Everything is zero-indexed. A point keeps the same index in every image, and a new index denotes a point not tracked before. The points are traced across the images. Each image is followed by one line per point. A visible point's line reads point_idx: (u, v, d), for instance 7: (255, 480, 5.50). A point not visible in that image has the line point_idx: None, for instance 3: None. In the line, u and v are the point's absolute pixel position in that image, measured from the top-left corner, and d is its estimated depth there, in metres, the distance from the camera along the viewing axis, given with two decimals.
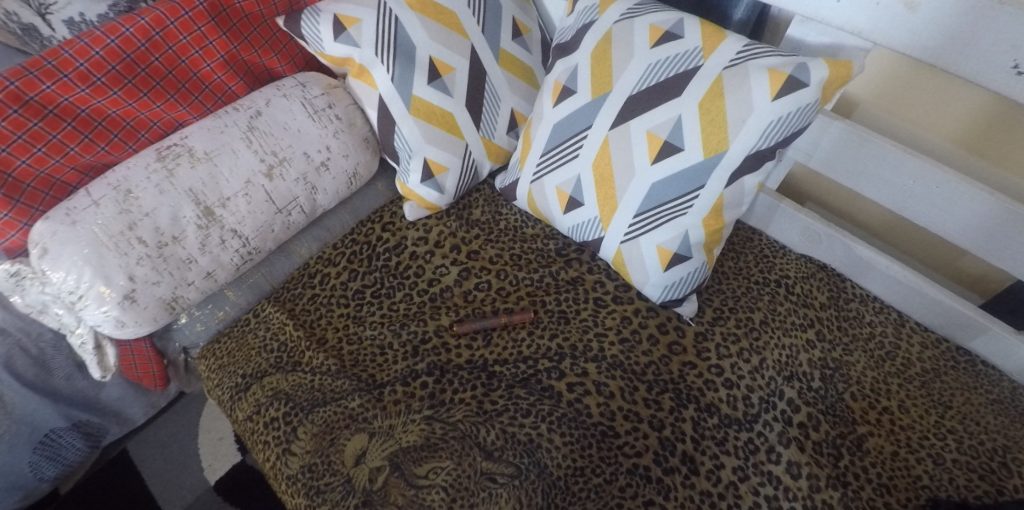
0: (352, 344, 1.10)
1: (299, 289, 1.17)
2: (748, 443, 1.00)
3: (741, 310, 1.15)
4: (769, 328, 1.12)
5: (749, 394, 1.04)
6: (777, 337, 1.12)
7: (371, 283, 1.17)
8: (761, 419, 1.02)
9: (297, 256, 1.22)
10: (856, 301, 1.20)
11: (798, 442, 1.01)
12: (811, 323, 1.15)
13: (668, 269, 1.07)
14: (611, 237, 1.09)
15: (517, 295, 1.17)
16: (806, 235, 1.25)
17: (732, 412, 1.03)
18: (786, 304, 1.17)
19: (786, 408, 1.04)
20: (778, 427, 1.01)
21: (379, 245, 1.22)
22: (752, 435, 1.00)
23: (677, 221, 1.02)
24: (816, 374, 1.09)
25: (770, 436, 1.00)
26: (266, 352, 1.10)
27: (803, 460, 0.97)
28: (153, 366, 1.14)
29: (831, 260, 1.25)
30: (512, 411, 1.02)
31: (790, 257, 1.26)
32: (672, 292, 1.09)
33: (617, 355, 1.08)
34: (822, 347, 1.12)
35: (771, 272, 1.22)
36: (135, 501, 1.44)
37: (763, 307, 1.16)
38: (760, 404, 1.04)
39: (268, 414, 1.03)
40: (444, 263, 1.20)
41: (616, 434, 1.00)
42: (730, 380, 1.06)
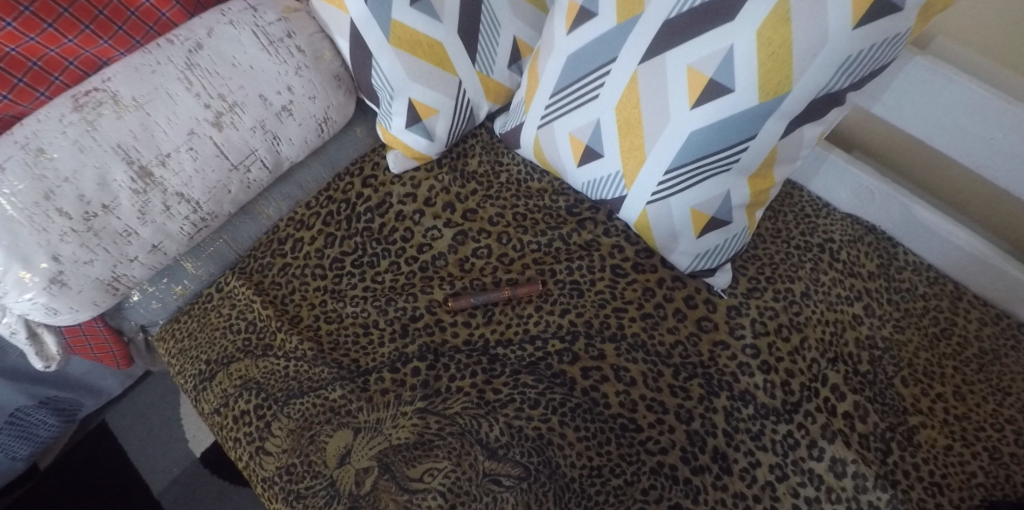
0: (332, 323, 0.95)
1: (268, 257, 1.01)
2: (787, 437, 0.88)
3: (779, 280, 1.01)
4: (811, 301, 0.99)
5: (789, 380, 0.92)
6: (819, 312, 0.99)
7: (352, 251, 1.00)
8: (802, 409, 0.90)
9: (264, 218, 1.04)
10: (909, 269, 1.07)
11: (843, 436, 0.89)
12: (859, 296, 1.02)
13: (701, 235, 0.91)
14: (635, 197, 0.91)
15: (522, 263, 1.00)
16: (856, 193, 1.11)
17: (770, 401, 0.90)
18: (830, 274, 1.03)
19: (830, 396, 0.91)
20: (822, 419, 0.89)
21: (359, 204, 1.04)
22: (791, 428, 0.89)
23: (718, 179, 0.85)
24: (863, 355, 0.96)
25: (812, 428, 0.88)
26: (231, 333, 0.95)
27: (849, 457, 0.86)
28: (113, 347, 1.00)
29: (881, 221, 1.11)
30: (518, 402, 0.89)
31: (835, 217, 1.11)
32: (705, 261, 0.94)
33: (638, 334, 0.94)
34: (870, 323, 0.99)
35: (814, 234, 1.07)
36: (118, 474, 1.35)
37: (805, 276, 1.01)
38: (801, 391, 0.91)
39: (237, 406, 0.90)
40: (435, 225, 1.03)
41: (637, 428, 0.88)
42: (767, 363, 0.93)
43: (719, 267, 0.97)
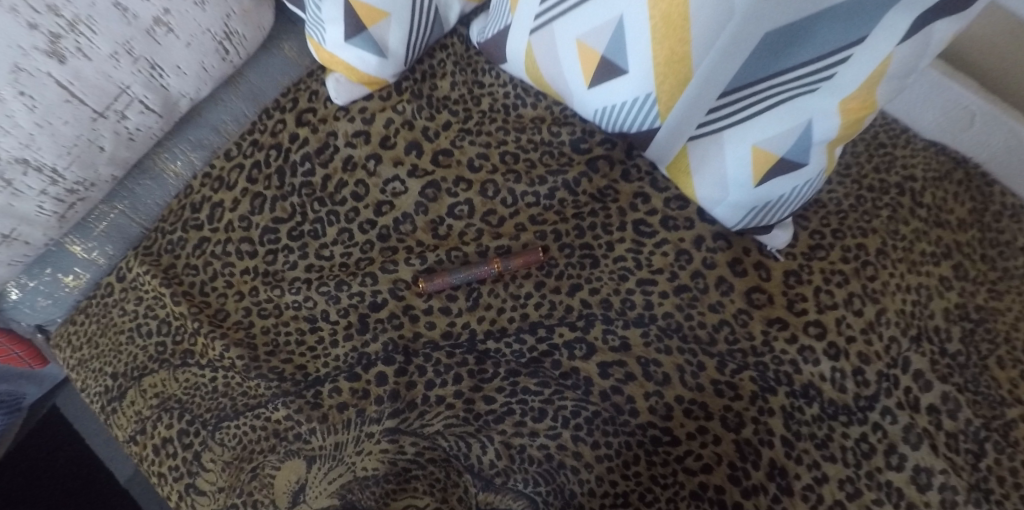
0: (268, 318, 0.72)
1: (179, 231, 0.76)
2: (860, 443, 0.69)
3: (848, 235, 0.78)
4: (887, 261, 0.77)
5: (863, 368, 0.71)
6: (900, 275, 0.77)
7: (289, 218, 0.75)
8: (880, 405, 0.70)
9: (170, 177, 0.79)
10: (1008, 215, 0.84)
11: (929, 438, 0.69)
12: (948, 252, 0.81)
13: (762, 183, 0.65)
14: (672, 129, 0.66)
15: (515, 224, 0.76)
16: (948, 115, 0.88)
17: (839, 397, 0.70)
18: (913, 224, 0.81)
19: (912, 387, 0.71)
20: (905, 418, 0.69)
21: (294, 151, 0.78)
22: (865, 430, 0.70)
23: (796, 102, 0.60)
24: (952, 330, 0.77)
25: (891, 430, 0.69)
26: (140, 338, 0.73)
27: (938, 466, 0.67)
28: (22, 352, 0.80)
29: (976, 151, 0.89)
30: (519, 415, 0.68)
31: (917, 147, 0.86)
32: (762, 217, 0.69)
33: (671, 314, 0.72)
34: (960, 288, 0.79)
35: (891, 171, 0.84)
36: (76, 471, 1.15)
37: (881, 228, 0.79)
38: (879, 382, 0.71)
39: (157, 434, 0.70)
40: (396, 175, 0.76)
41: (673, 441, 0.68)
42: (835, 347, 0.71)
43: (778, 223, 0.73)
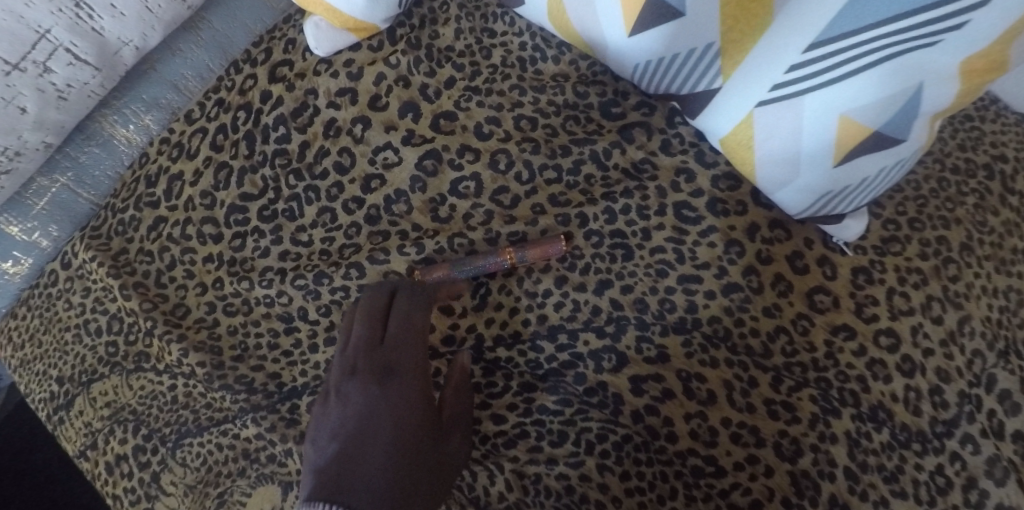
0: (236, 317, 0.60)
1: (131, 209, 0.64)
2: (935, 477, 0.58)
3: (928, 227, 0.65)
4: (972, 258, 0.65)
5: (942, 388, 0.60)
6: (986, 275, 0.65)
7: (260, 194, 0.62)
8: (961, 432, 0.59)
9: (121, 144, 0.67)
10: None
11: (1016, 473, 0.58)
12: None
13: (843, 162, 0.53)
14: (738, 91, 0.53)
15: (532, 206, 0.62)
16: None
17: (913, 422, 0.59)
18: (1003, 215, 0.68)
19: (996, 410, 0.60)
20: (989, 449, 0.58)
21: (266, 113, 0.64)
22: (943, 462, 0.58)
23: (905, 61, 0.45)
24: None
25: (973, 462, 0.58)
26: (88, 337, 0.62)
27: None
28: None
29: None
30: (534, 440, 0.58)
31: (1009, 122, 0.74)
32: (835, 202, 0.57)
33: (718, 319, 0.60)
34: None
35: (978, 149, 0.72)
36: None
37: (964, 218, 0.67)
38: (961, 404, 0.59)
39: (110, 449, 0.60)
40: (388, 142, 0.63)
41: (718, 472, 0.57)
42: (911, 361, 0.60)
43: (853, 211, 0.60)
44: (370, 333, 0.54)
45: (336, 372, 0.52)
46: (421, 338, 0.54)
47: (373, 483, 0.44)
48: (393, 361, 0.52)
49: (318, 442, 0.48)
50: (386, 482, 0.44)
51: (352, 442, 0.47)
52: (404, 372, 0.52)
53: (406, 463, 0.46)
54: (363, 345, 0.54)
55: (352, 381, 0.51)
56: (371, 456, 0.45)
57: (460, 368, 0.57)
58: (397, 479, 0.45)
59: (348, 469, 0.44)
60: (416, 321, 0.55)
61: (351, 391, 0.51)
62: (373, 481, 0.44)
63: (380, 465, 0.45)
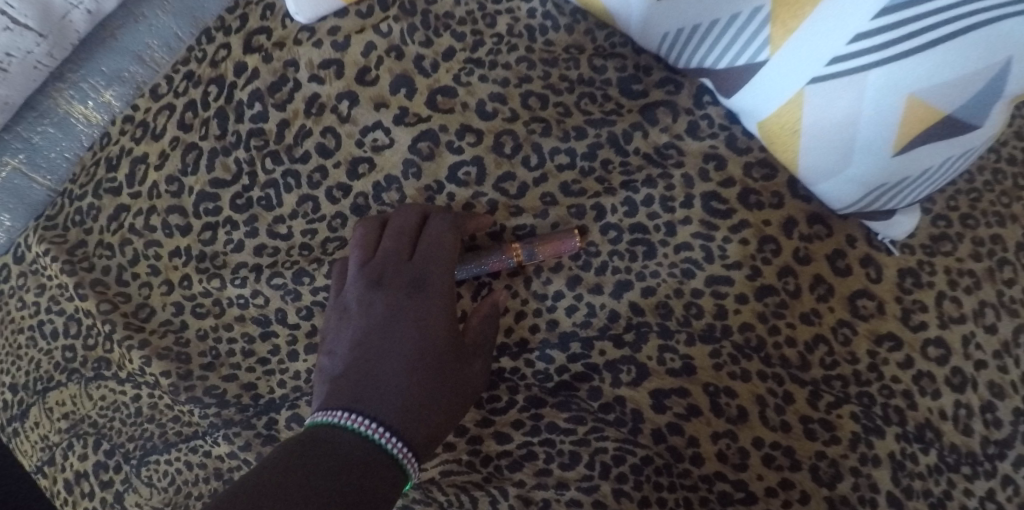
0: (206, 320, 0.54)
1: (89, 197, 0.57)
2: (986, 503, 0.52)
3: (981, 224, 0.59)
4: None
5: (994, 403, 0.54)
6: None
7: (233, 180, 0.55)
8: (1013, 453, 0.53)
9: (80, 122, 0.59)
10: None
11: None
12: None
13: (903, 150, 0.45)
14: (790, 64, 0.45)
15: (541, 195, 0.55)
16: None
17: (962, 442, 0.53)
18: None
19: None
20: None
21: (240, 87, 0.56)
22: (994, 486, 0.53)
23: (995, 28, 0.39)
24: None
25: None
26: (43, 341, 0.56)
27: None
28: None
29: None
30: (543, 462, 0.52)
31: None
32: (887, 197, 0.50)
33: (750, 326, 0.53)
34: None
35: None
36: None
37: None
38: (1015, 423, 0.54)
39: (69, 466, 0.54)
40: (378, 121, 0.55)
41: (748, 499, 0.51)
42: (960, 374, 0.54)
43: (905, 206, 0.53)
44: (398, 247, 0.50)
45: (358, 282, 0.49)
46: (451, 257, 0.50)
47: (391, 390, 0.43)
48: (420, 275, 0.49)
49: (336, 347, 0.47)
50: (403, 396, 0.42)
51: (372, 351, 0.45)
52: (429, 290, 0.48)
53: (428, 375, 0.44)
54: (387, 256, 0.50)
55: (374, 292, 0.48)
56: (389, 366, 0.44)
57: (490, 304, 0.52)
58: (417, 390, 0.43)
59: (365, 377, 0.43)
60: (446, 241, 0.50)
61: (372, 301, 0.48)
62: (392, 390, 0.43)
63: (398, 374, 0.44)
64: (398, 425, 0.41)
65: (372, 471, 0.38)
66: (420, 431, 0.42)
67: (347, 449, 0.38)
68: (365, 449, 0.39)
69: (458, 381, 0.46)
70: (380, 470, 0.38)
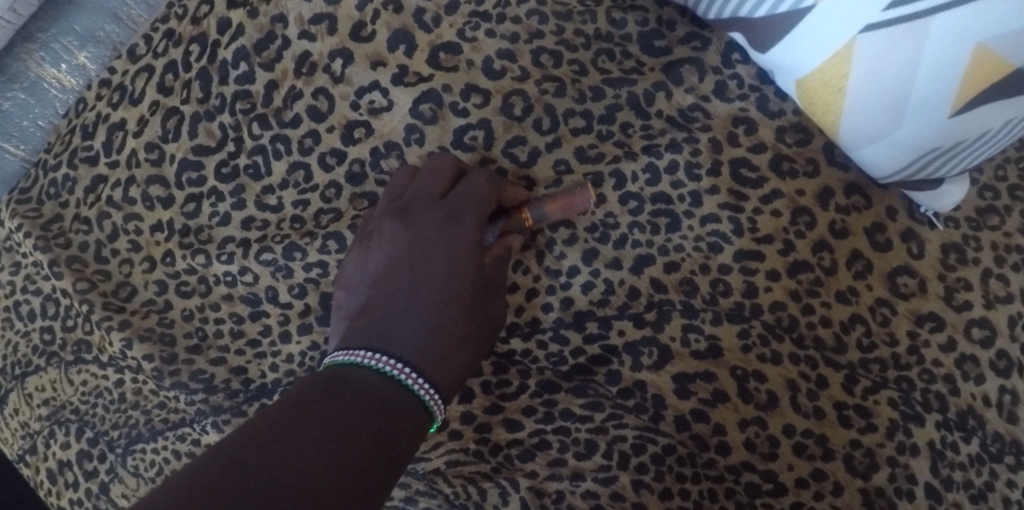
0: (192, 299, 0.50)
1: (64, 166, 0.52)
2: None
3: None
4: None
5: None
6: None
7: (217, 147, 0.50)
8: None
9: (52, 87, 0.54)
10: None
11: None
12: None
13: (961, 112, 0.41)
14: (840, 11, 0.39)
15: (554, 162, 0.50)
16: None
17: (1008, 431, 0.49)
18: None
19: None
20: None
21: (224, 45, 0.51)
22: None
23: None
24: None
25: None
26: (20, 322, 0.52)
27: None
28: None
29: None
30: (556, 451, 0.48)
31: None
32: (934, 165, 0.45)
33: (782, 305, 0.49)
34: None
35: None
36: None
37: None
38: None
39: (52, 455, 0.51)
40: (374, 82, 0.50)
41: (776, 490, 0.47)
42: (1007, 357, 0.49)
43: (956, 175, 0.47)
44: (428, 187, 0.47)
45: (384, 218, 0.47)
46: (483, 202, 0.46)
47: (416, 331, 0.41)
48: (451, 215, 0.46)
49: (358, 284, 0.45)
50: (429, 339, 0.41)
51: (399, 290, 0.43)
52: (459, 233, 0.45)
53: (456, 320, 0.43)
54: (416, 194, 0.47)
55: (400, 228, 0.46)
56: (413, 306, 0.42)
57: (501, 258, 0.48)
58: (441, 333, 0.41)
59: (387, 314, 0.42)
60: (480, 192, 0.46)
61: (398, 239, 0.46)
62: (418, 331, 0.41)
63: (423, 314, 0.42)
64: (422, 367, 0.39)
65: (398, 413, 0.36)
66: (444, 375, 0.40)
67: (372, 390, 0.36)
68: (388, 389, 0.37)
69: (480, 328, 0.44)
70: (405, 416, 0.36)
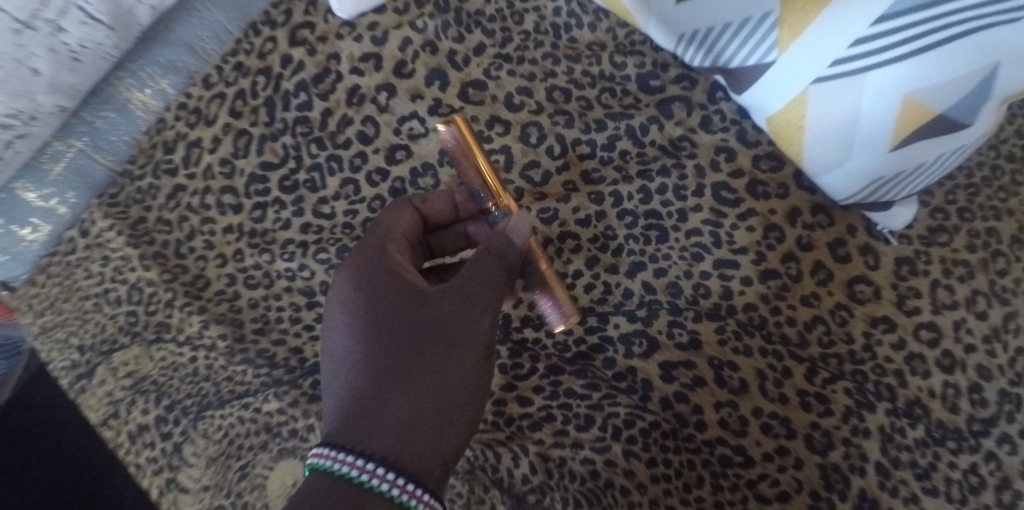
0: (257, 290, 0.59)
1: (149, 176, 0.62)
2: (968, 476, 0.56)
3: (977, 217, 0.62)
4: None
5: (981, 385, 0.58)
6: None
7: (280, 163, 0.60)
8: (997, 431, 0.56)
9: (137, 108, 0.64)
10: None
11: None
12: None
13: (899, 147, 0.49)
14: (799, 66, 0.49)
15: (564, 183, 0.60)
16: None
17: (949, 419, 0.57)
18: None
19: None
20: None
21: (287, 78, 0.62)
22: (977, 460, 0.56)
23: (988, 33, 0.43)
24: None
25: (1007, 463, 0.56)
26: (108, 306, 0.61)
27: None
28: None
29: None
30: (560, 423, 0.57)
31: None
32: (882, 191, 0.54)
33: (754, 307, 0.58)
34: None
35: None
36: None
37: (1018, 208, 0.63)
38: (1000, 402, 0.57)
39: (133, 419, 0.60)
40: (414, 112, 0.60)
41: (746, 462, 0.56)
42: (951, 357, 0.58)
43: (902, 198, 0.57)
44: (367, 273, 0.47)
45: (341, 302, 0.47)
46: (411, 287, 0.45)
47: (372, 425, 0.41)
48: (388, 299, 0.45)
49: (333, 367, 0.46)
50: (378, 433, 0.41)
51: (346, 375, 0.44)
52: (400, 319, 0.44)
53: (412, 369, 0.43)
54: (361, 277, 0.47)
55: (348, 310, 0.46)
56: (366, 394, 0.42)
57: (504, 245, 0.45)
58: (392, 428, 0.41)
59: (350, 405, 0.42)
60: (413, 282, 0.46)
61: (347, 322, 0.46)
62: (370, 422, 0.41)
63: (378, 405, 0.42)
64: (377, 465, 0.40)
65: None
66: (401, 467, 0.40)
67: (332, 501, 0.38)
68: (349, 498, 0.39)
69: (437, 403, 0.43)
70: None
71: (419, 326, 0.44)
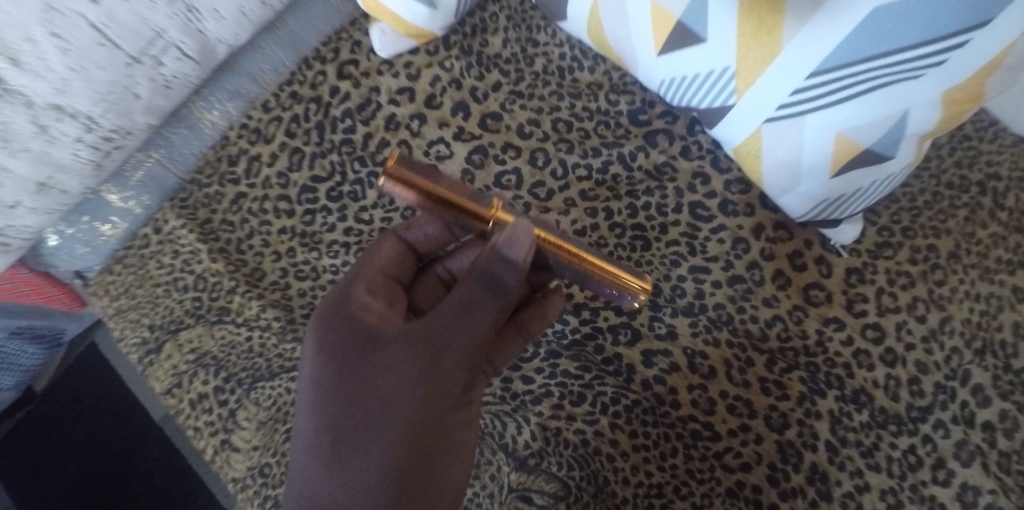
0: (305, 281, 0.70)
1: (215, 185, 0.74)
2: (908, 455, 0.65)
3: (919, 236, 0.73)
4: (959, 265, 0.71)
5: (919, 378, 0.67)
6: (971, 281, 0.71)
7: (327, 177, 0.72)
8: (932, 417, 0.65)
9: (206, 127, 0.76)
10: None
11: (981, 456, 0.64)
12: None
13: (838, 174, 0.61)
14: (752, 108, 0.61)
15: (565, 199, 0.71)
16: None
17: (890, 406, 0.66)
18: (990, 229, 0.74)
19: (969, 402, 0.66)
20: (958, 433, 0.65)
21: (335, 105, 0.74)
22: (915, 442, 0.65)
23: (896, 88, 0.53)
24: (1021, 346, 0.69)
25: (942, 444, 0.64)
26: (176, 293, 0.73)
27: (986, 486, 0.63)
28: (63, 296, 0.81)
29: None
30: (557, 398, 0.68)
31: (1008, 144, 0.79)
32: (829, 209, 0.65)
33: (722, 306, 0.69)
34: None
35: (973, 168, 0.77)
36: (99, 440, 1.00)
37: (954, 228, 0.73)
38: (934, 393, 0.66)
39: (194, 388, 0.71)
40: (441, 137, 0.72)
41: (713, 437, 0.66)
42: (893, 353, 0.67)
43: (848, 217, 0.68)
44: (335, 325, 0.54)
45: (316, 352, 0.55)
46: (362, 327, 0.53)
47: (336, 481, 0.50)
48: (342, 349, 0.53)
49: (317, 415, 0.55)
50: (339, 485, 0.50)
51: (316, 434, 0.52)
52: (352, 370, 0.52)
53: (382, 432, 0.50)
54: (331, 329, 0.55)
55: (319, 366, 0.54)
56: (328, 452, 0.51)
57: (503, 261, 0.49)
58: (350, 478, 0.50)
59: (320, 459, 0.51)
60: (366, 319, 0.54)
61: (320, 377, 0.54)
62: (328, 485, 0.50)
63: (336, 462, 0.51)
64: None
65: None
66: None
67: None
68: None
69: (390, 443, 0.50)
70: None
71: (376, 407, 0.51)
